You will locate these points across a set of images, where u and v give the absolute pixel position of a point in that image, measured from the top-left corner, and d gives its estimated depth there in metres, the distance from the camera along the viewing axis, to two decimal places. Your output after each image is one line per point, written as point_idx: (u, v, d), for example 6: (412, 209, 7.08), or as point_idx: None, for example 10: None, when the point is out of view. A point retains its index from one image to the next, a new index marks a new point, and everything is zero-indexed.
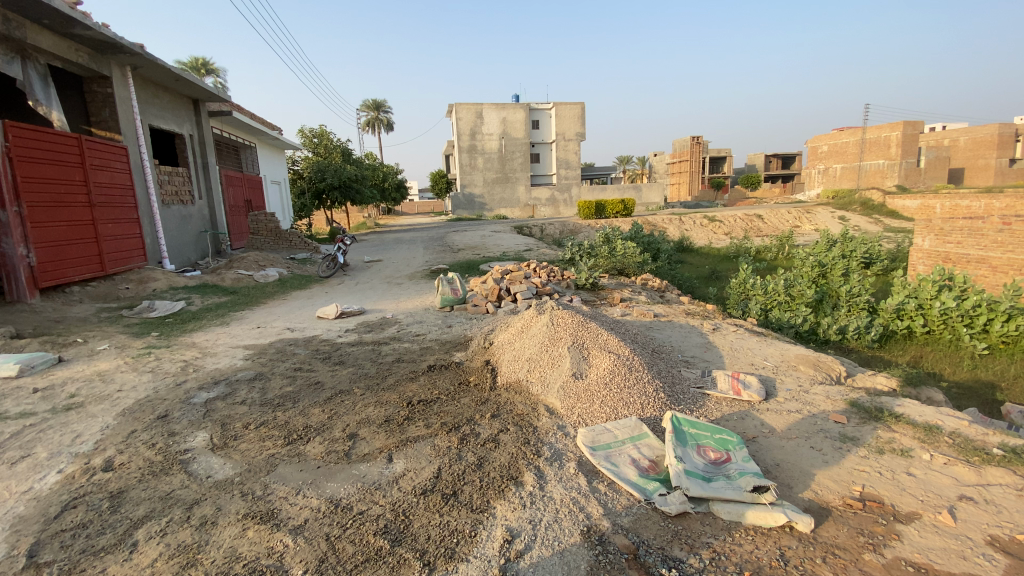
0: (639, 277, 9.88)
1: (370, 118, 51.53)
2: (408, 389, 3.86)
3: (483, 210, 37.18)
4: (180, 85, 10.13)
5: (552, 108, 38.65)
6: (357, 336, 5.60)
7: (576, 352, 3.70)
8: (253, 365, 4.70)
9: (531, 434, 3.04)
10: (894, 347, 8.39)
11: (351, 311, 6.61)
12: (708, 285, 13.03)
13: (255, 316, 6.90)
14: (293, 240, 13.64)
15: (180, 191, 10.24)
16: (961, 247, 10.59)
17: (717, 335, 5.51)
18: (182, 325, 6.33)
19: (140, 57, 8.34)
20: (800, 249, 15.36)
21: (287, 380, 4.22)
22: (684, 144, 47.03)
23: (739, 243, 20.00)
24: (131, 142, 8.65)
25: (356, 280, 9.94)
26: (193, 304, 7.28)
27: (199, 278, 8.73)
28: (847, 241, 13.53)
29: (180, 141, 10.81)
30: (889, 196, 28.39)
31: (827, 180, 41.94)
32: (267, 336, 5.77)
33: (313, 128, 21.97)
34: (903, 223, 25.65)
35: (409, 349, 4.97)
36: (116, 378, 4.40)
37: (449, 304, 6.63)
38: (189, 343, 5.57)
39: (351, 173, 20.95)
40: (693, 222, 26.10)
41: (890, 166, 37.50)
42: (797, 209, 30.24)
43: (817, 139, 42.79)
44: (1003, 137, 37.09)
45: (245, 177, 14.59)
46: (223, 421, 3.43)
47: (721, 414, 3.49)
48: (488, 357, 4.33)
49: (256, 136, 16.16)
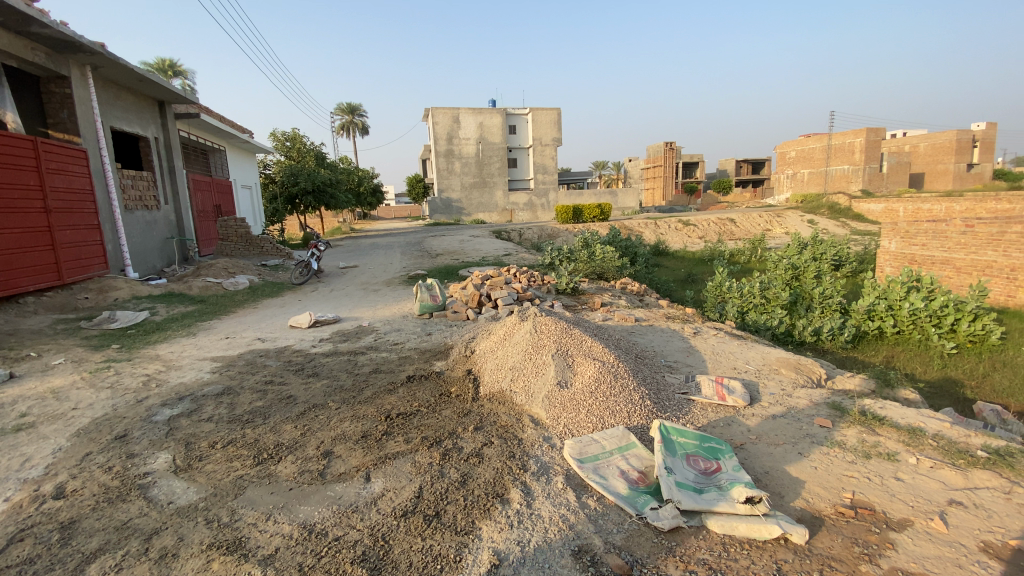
0: (619, 281, 9.88)
1: (344, 121, 50.82)
2: (387, 402, 3.71)
3: (460, 215, 36.98)
4: (145, 86, 9.73)
5: (529, 113, 38.77)
6: (332, 346, 5.40)
7: (560, 360, 3.61)
8: (222, 378, 4.47)
9: (516, 447, 2.93)
10: (867, 347, 8.57)
11: (326, 319, 6.38)
12: (685, 288, 13.14)
13: (223, 326, 6.61)
14: (265, 246, 13.24)
15: (145, 196, 9.82)
16: (926, 249, 10.96)
17: (699, 338, 5.49)
18: (144, 337, 6.01)
19: (101, 57, 7.96)
20: (773, 252, 15.67)
21: (258, 394, 4.01)
22: (658, 150, 47.76)
23: (713, 247, 20.32)
24: (91, 145, 8.23)
25: (331, 287, 9.67)
26: (157, 314, 6.94)
27: (164, 286, 8.36)
28: (818, 244, 13.85)
29: (145, 144, 10.38)
30: (855, 200, 29.34)
31: (796, 184, 43.15)
32: (236, 347, 5.52)
33: (285, 131, 21.52)
34: (868, 226, 26.53)
35: (387, 359, 4.80)
36: (71, 395, 4.10)
37: (427, 311, 6.50)
38: (152, 355, 5.28)
39: (325, 177, 20.54)
40: (669, 226, 26.45)
41: (855, 171, 38.81)
42: (768, 213, 30.97)
43: (786, 145, 44.04)
44: (960, 143, 38.81)
45: (214, 181, 14.12)
46: (188, 441, 3.22)
47: (708, 421, 3.44)
48: (470, 366, 4.21)
49: (226, 139, 15.68)
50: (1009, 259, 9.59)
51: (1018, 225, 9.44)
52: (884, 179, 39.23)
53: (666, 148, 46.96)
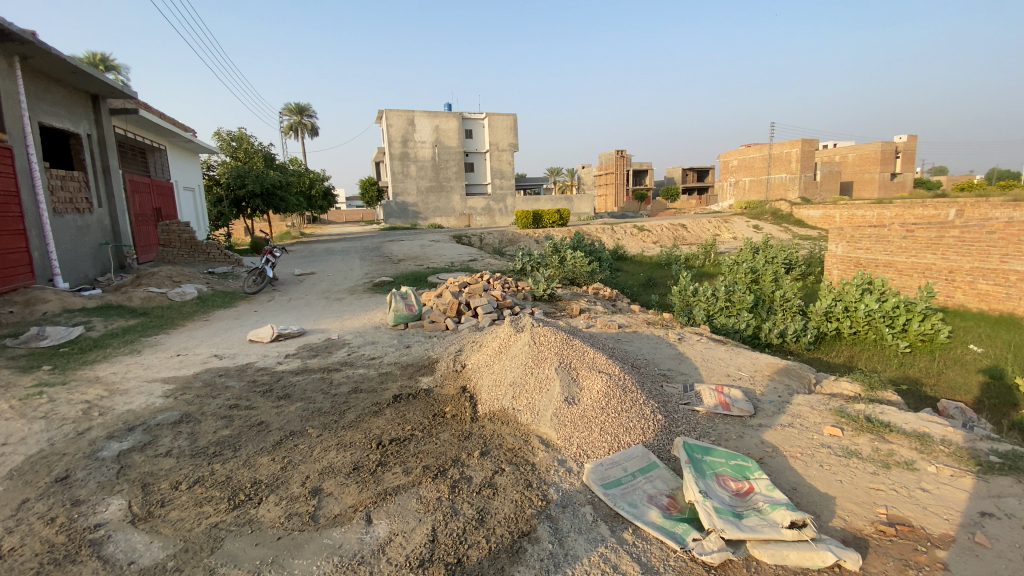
0: (590, 286, 9.79)
1: (292, 121, 48.79)
2: (376, 425, 3.36)
3: (416, 219, 36.24)
4: (79, 79, 8.78)
5: (485, 118, 38.61)
6: (302, 362, 4.93)
7: (565, 374, 3.37)
8: (179, 403, 3.93)
9: (530, 474, 2.66)
10: (828, 348, 8.85)
11: (290, 332, 5.87)
12: (649, 292, 13.27)
13: (172, 341, 5.95)
14: (211, 252, 12.29)
15: (76, 199, 8.85)
16: (870, 253, 11.57)
17: (685, 344, 5.40)
18: (81, 356, 5.30)
19: (31, 46, 7.09)
20: (727, 257, 16.15)
21: (223, 421, 3.54)
22: (610, 157, 48.79)
23: (669, 251, 20.80)
24: (17, 143, 7.30)
25: (289, 296, 9.03)
26: (94, 330, 6.17)
27: (100, 298, 7.50)
28: (770, 248, 14.38)
29: (77, 142, 9.36)
30: (796, 206, 31.01)
31: (740, 192, 45.24)
32: (190, 366, 4.93)
33: (230, 130, 20.28)
34: (808, 232, 28.05)
35: (365, 375, 4.42)
36: None
37: (402, 321, 6.10)
38: (91, 378, 4.62)
39: (275, 180, 19.51)
40: (625, 232, 26.95)
41: (792, 179, 41.08)
42: (717, 219, 32.18)
43: (730, 154, 46.14)
44: (884, 154, 41.95)
45: (153, 182, 13.00)
46: (145, 481, 2.75)
47: (720, 433, 3.30)
48: (463, 382, 3.92)
49: (166, 137, 14.53)
50: (947, 262, 10.24)
51: (953, 230, 10.12)
52: (818, 187, 41.80)
53: (618, 155, 48.04)
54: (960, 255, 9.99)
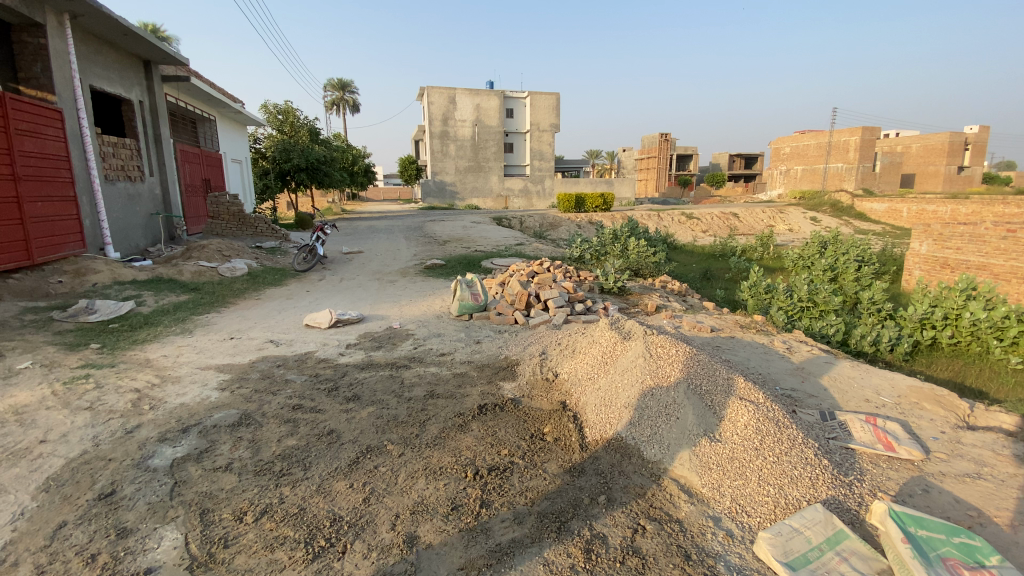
0: (656, 279, 9.03)
1: (334, 97, 48.81)
2: (466, 445, 2.82)
3: (454, 199, 35.73)
4: (130, 41, 8.48)
5: (528, 97, 37.48)
6: (365, 355, 4.44)
7: (698, 400, 2.77)
8: (236, 399, 3.50)
9: (681, 538, 2.07)
10: (928, 361, 7.66)
11: (349, 318, 5.42)
12: (711, 286, 12.34)
13: (224, 322, 5.60)
14: (259, 226, 12.05)
15: (128, 166, 8.65)
16: (960, 253, 10.32)
17: (799, 359, 4.64)
18: (131, 334, 4.99)
19: (81, 2, 6.75)
20: (790, 252, 14.92)
21: (287, 427, 3.06)
22: (654, 141, 46.75)
23: (722, 242, 19.56)
24: (68, 106, 7.04)
25: (339, 276, 8.63)
26: (145, 305, 5.89)
27: (151, 270, 7.27)
28: (840, 244, 13.19)
29: (128, 108, 9.14)
30: (857, 198, 28.84)
31: (790, 181, 42.71)
32: (245, 352, 4.54)
33: (276, 104, 19.95)
34: (871, 226, 25.99)
35: (440, 376, 3.89)
36: (36, 420, 3.11)
37: (467, 312, 5.57)
38: (142, 361, 4.27)
39: (320, 155, 19.30)
40: (672, 219, 25.63)
41: (848, 169, 38.38)
42: (770, 209, 30.27)
43: (782, 140, 43.55)
44: (953, 145, 38.56)
45: (203, 153, 12.85)
46: (204, 508, 2.30)
47: (898, 486, 2.61)
48: (561, 396, 3.32)
49: (216, 108, 14.37)
50: None
51: None
52: (877, 178, 39.10)
53: (661, 139, 45.94)
54: None
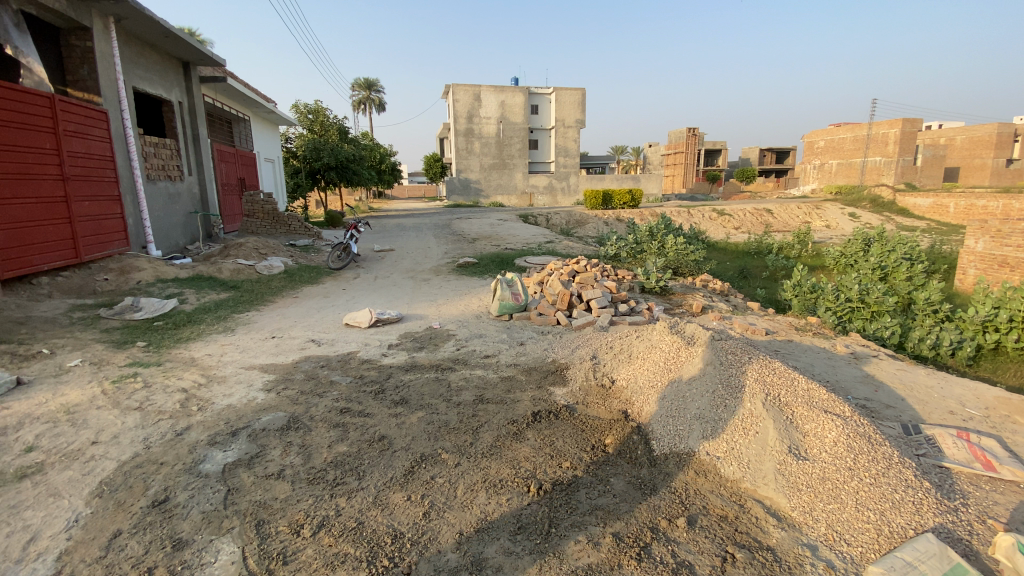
0: (698, 278, 8.77)
1: (361, 96, 49.41)
2: (524, 455, 2.67)
3: (479, 197, 35.68)
4: (170, 43, 8.61)
5: (553, 93, 37.13)
6: (408, 356, 4.33)
7: (778, 413, 2.59)
8: (282, 401, 3.43)
9: (776, 569, 1.88)
10: (993, 366, 7.15)
11: (388, 317, 5.34)
12: (750, 285, 11.91)
13: (265, 320, 5.60)
14: (293, 224, 12.16)
15: (168, 165, 8.80)
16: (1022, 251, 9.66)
17: (867, 366, 4.34)
18: (175, 332, 5.01)
19: (126, 5, 6.84)
20: (831, 250, 14.30)
21: (337, 432, 2.96)
22: (681, 135, 45.78)
23: (757, 239, 18.93)
24: (113, 107, 7.16)
25: (374, 275, 8.60)
26: (187, 303, 5.94)
27: (192, 268, 7.36)
28: (888, 241, 12.52)
29: (168, 109, 9.29)
30: (899, 194, 27.60)
31: (824, 176, 41.13)
32: (288, 352, 4.49)
33: (307, 103, 20.24)
34: (913, 223, 24.81)
35: (487, 379, 3.74)
36: (87, 420, 3.08)
37: (507, 312, 5.42)
38: (187, 360, 4.26)
39: (349, 153, 19.47)
40: (703, 216, 25.00)
41: (887, 163, 36.76)
42: (805, 205, 29.19)
43: (817, 134, 42.04)
44: (1003, 137, 36.13)
45: (239, 153, 13.05)
46: (259, 519, 2.20)
47: (1008, 512, 2.34)
48: (620, 405, 3.13)
49: (250, 108, 14.58)
50: None
51: None
52: (917, 173, 37.37)
53: (689, 133, 44.81)
54: None
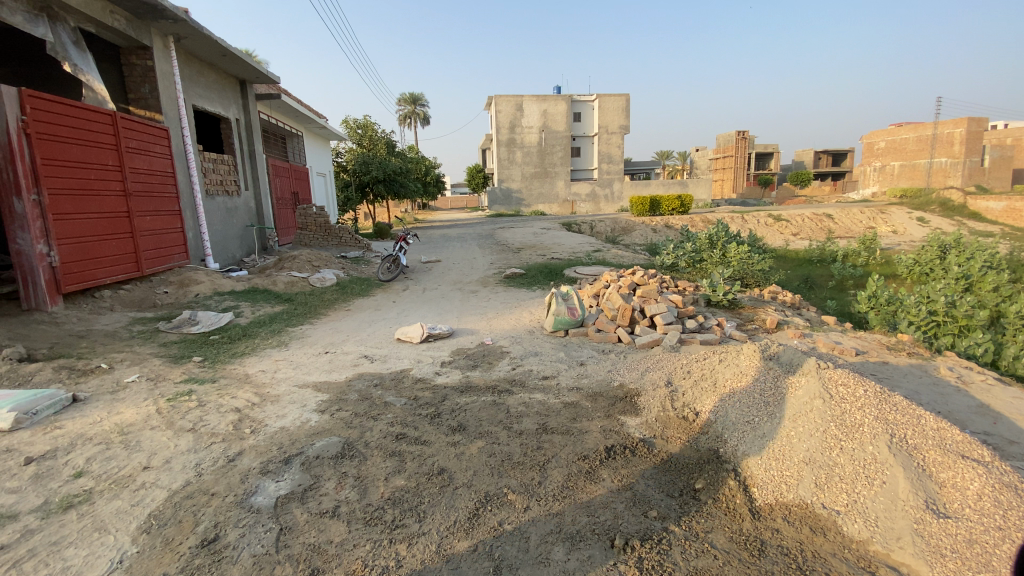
0: (766, 290, 8.26)
1: (406, 111, 50.69)
2: (601, 500, 2.36)
3: (521, 206, 35.56)
4: (228, 61, 8.90)
5: (595, 100, 36.72)
6: (463, 375, 4.09)
7: (906, 459, 2.14)
8: (335, 424, 3.25)
9: None
10: None
11: (439, 332, 5.14)
12: (819, 296, 11.10)
13: (317, 334, 5.53)
14: (343, 236, 12.33)
15: (226, 181, 9.07)
16: None
17: (987, 394, 3.74)
18: (230, 346, 5.00)
19: (184, 25, 7.07)
20: (903, 258, 13.21)
21: (393, 462, 2.75)
22: (729, 139, 44.19)
23: (817, 246, 17.77)
24: (173, 124, 7.43)
25: (423, 286, 8.51)
26: (242, 316, 5.97)
27: (247, 280, 7.47)
28: (972, 248, 11.36)
29: (226, 126, 9.62)
30: (974, 196, 25.41)
31: (884, 178, 38.50)
32: (340, 369, 4.36)
33: (357, 118, 20.77)
34: (991, 227, 22.68)
35: (549, 405, 3.43)
36: (140, 443, 3.00)
37: (563, 327, 5.11)
38: (241, 377, 4.20)
39: (396, 166, 19.79)
40: (756, 222, 23.83)
41: (953, 164, 34.10)
42: (869, 209, 27.32)
43: (876, 134, 39.59)
44: None
45: (292, 167, 13.42)
46: (314, 568, 1.99)
47: None
48: (707, 441, 2.76)
49: (303, 124, 15.03)
50: None
51: None
52: (991, 173, 34.43)
53: (737, 137, 43.07)
54: None
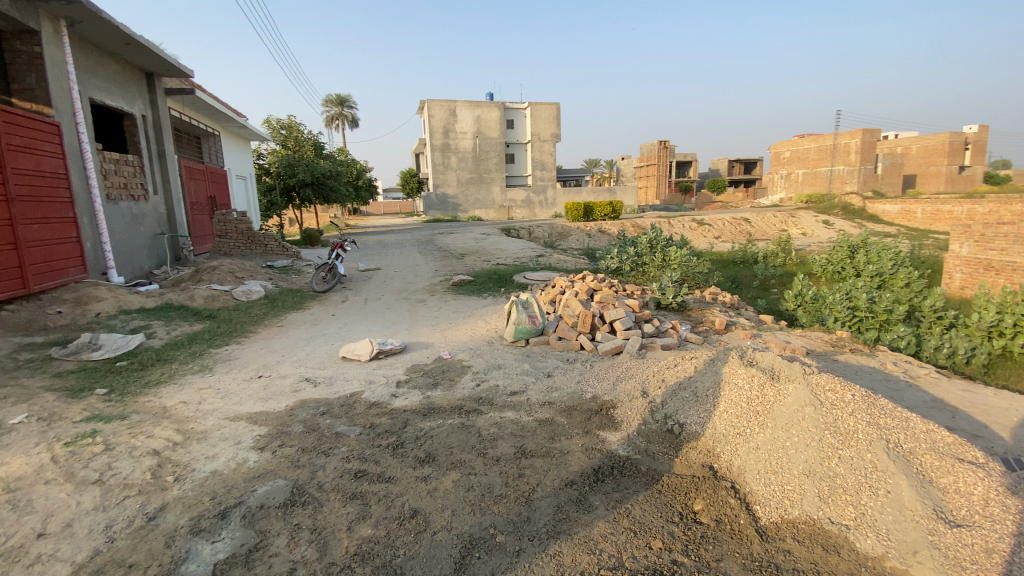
0: (708, 291, 8.56)
1: (333, 113, 48.57)
2: (600, 532, 2.15)
3: (457, 211, 35.05)
4: (132, 51, 7.90)
5: (528, 107, 37.10)
6: (422, 396, 3.73)
7: (908, 466, 2.12)
8: (280, 463, 2.80)
9: None
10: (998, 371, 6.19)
11: (390, 348, 4.73)
12: (751, 295, 11.72)
13: (248, 355, 4.92)
14: (269, 244, 11.37)
15: (131, 184, 8.02)
16: (1006, 255, 8.93)
17: (931, 387, 3.95)
18: (142, 374, 4.29)
19: (79, 7, 6.14)
20: (817, 259, 14.29)
21: (356, 506, 2.38)
22: (653, 148, 46.39)
23: (740, 248, 18.87)
24: (66, 120, 6.43)
25: (364, 297, 7.98)
26: (156, 337, 5.20)
27: (160, 296, 6.60)
28: (876, 248, 12.51)
29: (130, 123, 8.53)
30: (869, 201, 28.15)
31: (791, 185, 42.08)
32: (280, 396, 3.84)
33: (280, 118, 19.47)
34: (883, 228, 25.26)
35: (523, 424, 3.17)
36: (29, 504, 2.40)
37: (523, 337, 4.89)
38: (158, 410, 3.57)
39: (325, 169, 18.75)
40: (684, 226, 25.00)
41: (850, 172, 37.69)
42: (781, 213, 29.54)
43: (782, 145, 43.16)
44: (953, 146, 37.44)
45: (208, 170, 12.23)
46: None
47: None
48: (698, 456, 2.63)
49: (221, 123, 13.79)
50: None
51: None
52: (879, 181, 38.49)
53: (659, 147, 45.56)
54: None
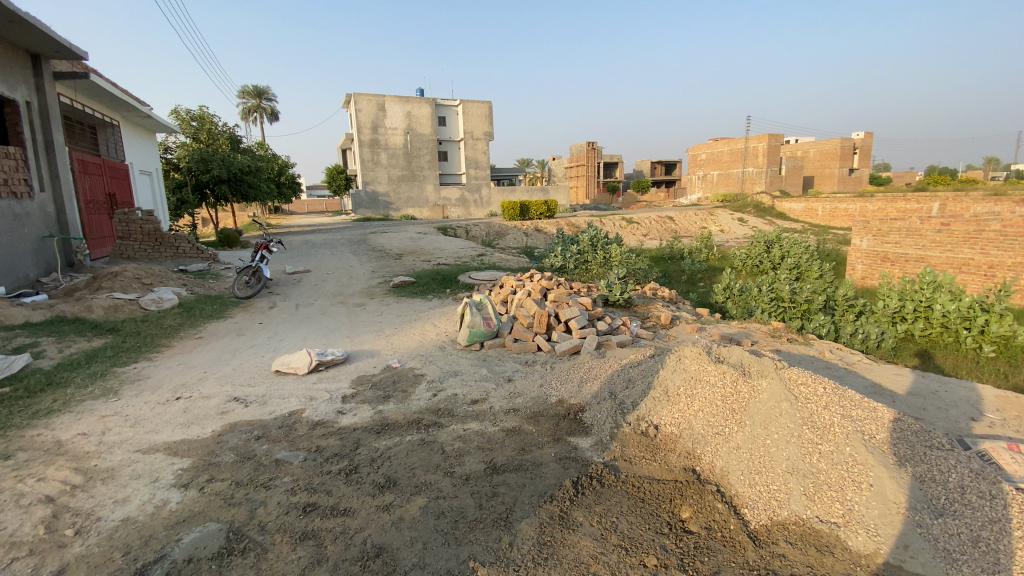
0: (647, 286, 8.73)
1: (250, 104, 45.24)
2: (589, 553, 1.97)
3: (388, 210, 33.88)
4: (16, 31, 6.74)
5: (460, 105, 36.61)
6: (373, 411, 3.38)
7: (886, 457, 2.22)
8: (211, 503, 2.38)
9: None
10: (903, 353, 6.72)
11: (332, 359, 4.31)
12: (683, 289, 12.18)
13: (162, 374, 4.28)
14: (180, 246, 10.25)
15: (14, 180, 6.87)
16: (899, 247, 9.80)
17: (867, 373, 4.18)
18: (28, 402, 3.59)
19: None
20: (738, 253, 15.15)
21: (310, 550, 2.04)
22: (583, 148, 47.54)
23: (668, 244, 19.69)
24: None
25: (295, 302, 7.36)
26: (45, 357, 4.42)
27: (50, 308, 5.66)
28: (790, 243, 13.46)
29: (13, 110, 7.31)
30: (778, 199, 30.50)
31: (708, 185, 44.68)
32: (205, 420, 3.34)
33: (190, 108, 17.74)
34: (791, 224, 27.45)
35: (489, 436, 2.95)
36: None
37: (478, 340, 4.64)
38: (50, 446, 2.96)
39: (244, 164, 17.33)
40: (614, 224, 25.74)
41: (759, 173, 40.58)
42: (702, 212, 31.26)
43: (699, 147, 45.85)
44: (845, 150, 41.60)
45: (106, 163, 10.82)
46: None
47: None
48: (677, 459, 2.55)
49: (121, 112, 12.27)
50: (987, 257, 8.78)
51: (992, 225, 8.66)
52: (784, 181, 41.90)
53: (588, 146, 46.84)
54: (1002, 250, 8.57)
